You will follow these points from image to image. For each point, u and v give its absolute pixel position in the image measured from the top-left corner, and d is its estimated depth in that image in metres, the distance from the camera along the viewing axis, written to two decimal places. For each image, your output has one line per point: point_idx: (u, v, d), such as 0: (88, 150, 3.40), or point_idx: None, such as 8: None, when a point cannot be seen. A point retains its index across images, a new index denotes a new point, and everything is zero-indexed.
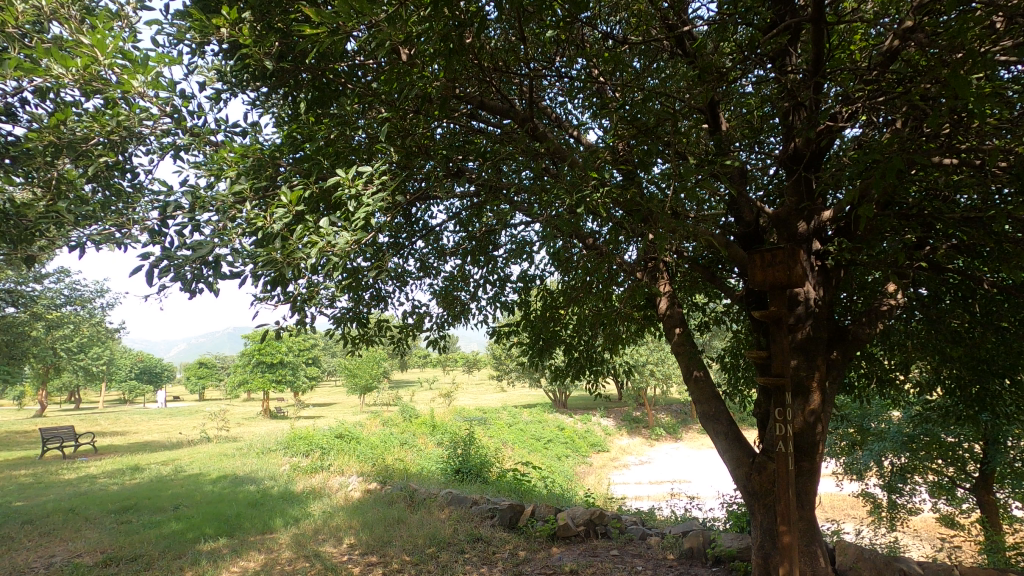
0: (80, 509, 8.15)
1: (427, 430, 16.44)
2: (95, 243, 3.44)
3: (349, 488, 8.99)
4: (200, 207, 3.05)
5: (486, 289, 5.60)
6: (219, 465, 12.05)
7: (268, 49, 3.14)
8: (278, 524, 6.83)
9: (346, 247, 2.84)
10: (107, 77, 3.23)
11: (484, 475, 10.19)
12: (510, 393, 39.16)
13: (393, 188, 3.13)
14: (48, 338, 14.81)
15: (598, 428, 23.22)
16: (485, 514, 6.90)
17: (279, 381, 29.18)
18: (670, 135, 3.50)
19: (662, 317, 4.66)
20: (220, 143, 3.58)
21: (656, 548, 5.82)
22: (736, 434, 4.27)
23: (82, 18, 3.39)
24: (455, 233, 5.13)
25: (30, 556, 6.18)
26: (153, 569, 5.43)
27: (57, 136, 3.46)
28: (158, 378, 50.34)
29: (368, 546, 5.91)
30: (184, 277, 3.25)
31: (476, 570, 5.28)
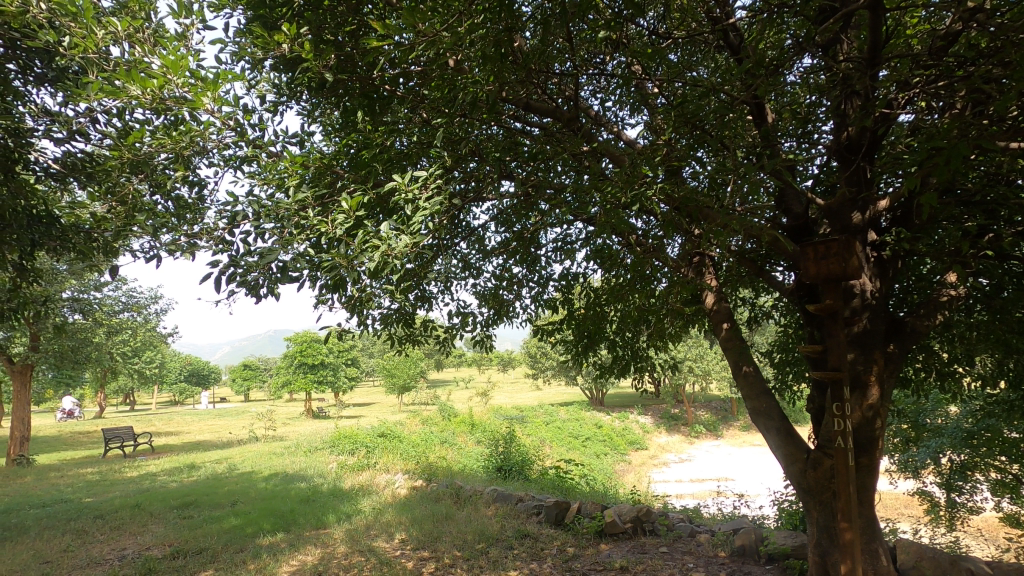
0: (146, 505, 8.59)
1: (465, 428, 16.64)
2: (167, 253, 3.63)
3: (396, 485, 9.18)
4: (265, 215, 3.18)
5: (530, 288, 5.64)
6: (269, 463, 12.47)
7: (326, 62, 3.26)
8: (331, 520, 7.05)
9: (404, 251, 2.92)
10: (179, 96, 3.41)
11: (526, 472, 10.27)
12: (545, 392, 39.22)
13: (446, 191, 3.20)
14: (109, 342, 15.64)
15: (636, 426, 23.03)
16: (531, 511, 6.97)
17: (321, 382, 29.95)
18: (718, 128, 3.48)
19: (709, 312, 4.61)
20: (279, 153, 3.72)
21: (706, 545, 5.77)
22: (788, 430, 4.19)
23: (152, 40, 3.59)
24: (498, 233, 5.20)
25: (104, 548, 6.55)
26: (218, 562, 5.69)
27: (133, 154, 3.68)
28: (206, 379, 52.33)
29: (419, 541, 6.05)
30: (252, 282, 3.42)
31: (526, 565, 5.35)
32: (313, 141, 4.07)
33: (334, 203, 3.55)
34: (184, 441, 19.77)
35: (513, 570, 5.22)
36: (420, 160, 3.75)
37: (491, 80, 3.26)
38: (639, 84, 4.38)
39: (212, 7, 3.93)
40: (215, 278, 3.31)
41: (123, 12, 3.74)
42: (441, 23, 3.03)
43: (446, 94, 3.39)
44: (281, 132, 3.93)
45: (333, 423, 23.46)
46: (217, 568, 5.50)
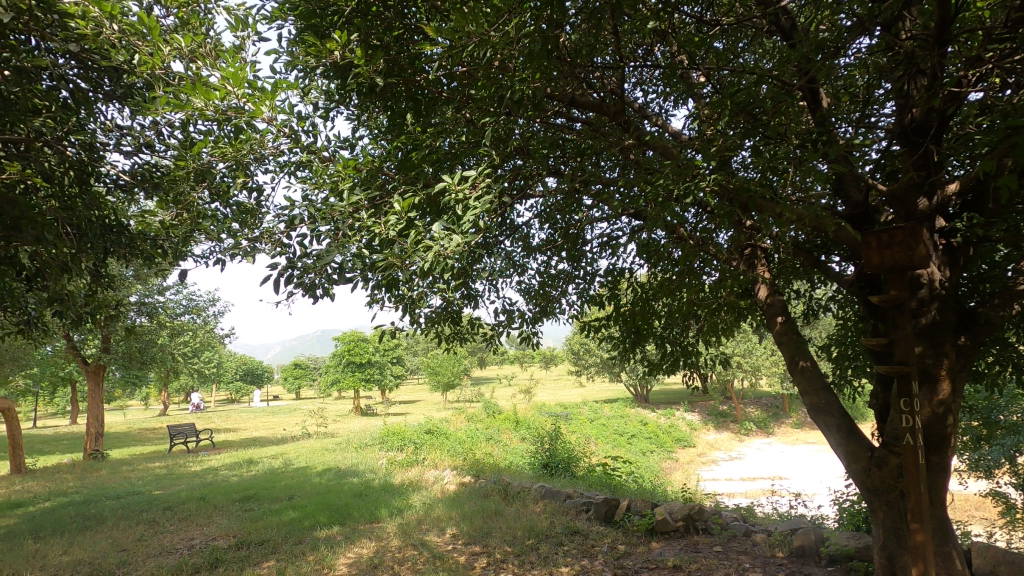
0: (210, 497, 9.02)
1: (510, 425, 16.74)
2: (229, 258, 3.80)
3: (445, 481, 9.32)
4: (321, 218, 3.29)
5: (575, 284, 5.61)
6: (322, 459, 12.90)
7: (376, 67, 3.36)
8: (384, 514, 7.23)
9: (456, 249, 2.95)
10: (239, 106, 3.56)
11: (572, 469, 10.24)
12: (588, 389, 38.96)
13: (495, 190, 3.22)
14: (171, 343, 16.50)
15: (682, 423, 22.61)
16: (580, 507, 6.95)
17: (368, 379, 30.72)
18: (772, 115, 3.37)
19: (762, 305, 4.47)
20: (331, 157, 3.83)
21: (763, 545, 5.61)
22: (850, 427, 4.02)
23: (213, 55, 3.76)
24: (543, 230, 5.20)
25: (174, 538, 6.93)
26: (280, 553, 5.93)
27: (198, 163, 3.87)
28: (260, 378, 54.44)
29: (470, 536, 6.13)
30: (309, 283, 3.53)
31: (577, 562, 5.34)
32: (362, 145, 4.17)
33: (386, 204, 3.63)
34: (242, 437, 20.68)
35: (564, 566, 5.22)
36: (467, 160, 3.80)
37: (537, 77, 3.27)
38: (684, 74, 4.30)
39: (265, 19, 4.08)
40: (274, 280, 3.43)
41: (184, 28, 3.92)
42: (488, 22, 3.06)
43: (492, 93, 3.42)
44: (333, 138, 4.04)
45: (381, 420, 24.03)
46: (278, 559, 5.73)
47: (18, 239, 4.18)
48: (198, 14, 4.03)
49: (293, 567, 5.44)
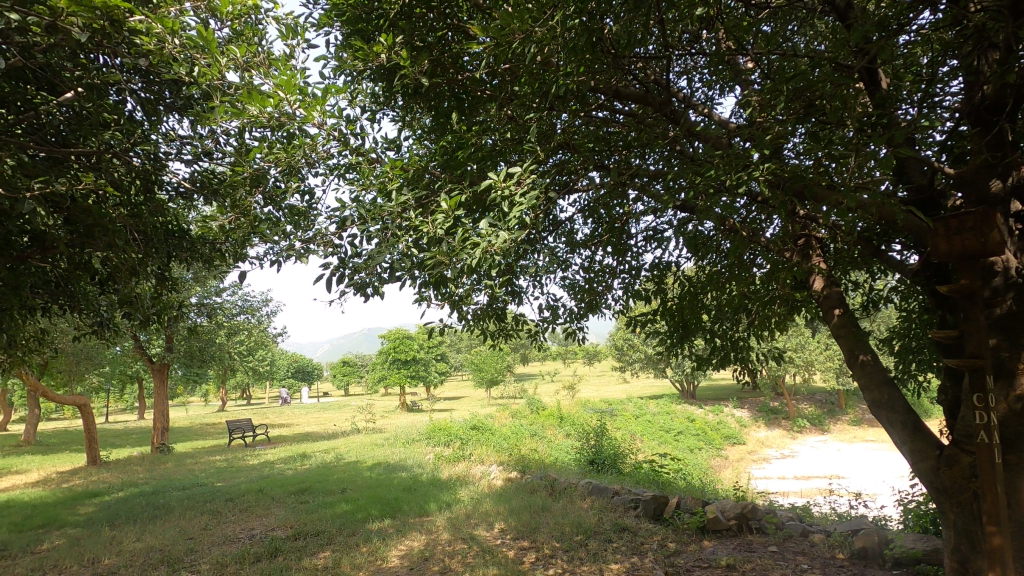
0: (268, 490, 9.41)
1: (554, 421, 16.74)
2: (284, 260, 3.94)
3: (491, 476, 9.41)
4: (371, 218, 3.38)
5: (620, 279, 5.54)
6: (372, 453, 13.24)
7: (421, 67, 3.42)
8: (433, 508, 7.37)
9: (503, 245, 2.97)
10: (291, 112, 3.68)
11: (619, 466, 10.13)
12: (633, 385, 38.51)
13: (541, 185, 3.21)
14: (228, 342, 17.27)
15: (731, 419, 22.04)
16: (628, 504, 6.89)
17: (413, 376, 31.33)
18: (827, 100, 3.24)
19: (818, 297, 4.30)
20: (378, 159, 3.91)
21: (821, 546, 5.42)
22: (916, 424, 3.83)
23: (265, 63, 3.90)
24: (587, 225, 5.15)
25: (236, 528, 7.26)
26: (334, 544, 6.12)
27: (254, 169, 4.02)
28: (310, 375, 56.33)
29: (518, 531, 6.17)
30: (359, 282, 3.61)
31: (627, 559, 5.28)
32: (407, 146, 4.24)
33: (432, 203, 3.68)
34: (295, 433, 21.46)
35: (614, 563, 5.18)
36: (510, 157, 3.81)
37: (581, 70, 3.25)
38: (730, 61, 4.18)
39: (314, 27, 4.20)
40: (327, 279, 3.53)
41: (238, 39, 4.08)
42: (532, 18, 3.06)
43: (536, 88, 3.41)
44: (380, 140, 4.12)
45: (427, 416, 24.42)
46: (334, 549, 5.92)
47: (92, 245, 4.46)
48: (252, 26, 4.18)
49: (348, 558, 5.61)
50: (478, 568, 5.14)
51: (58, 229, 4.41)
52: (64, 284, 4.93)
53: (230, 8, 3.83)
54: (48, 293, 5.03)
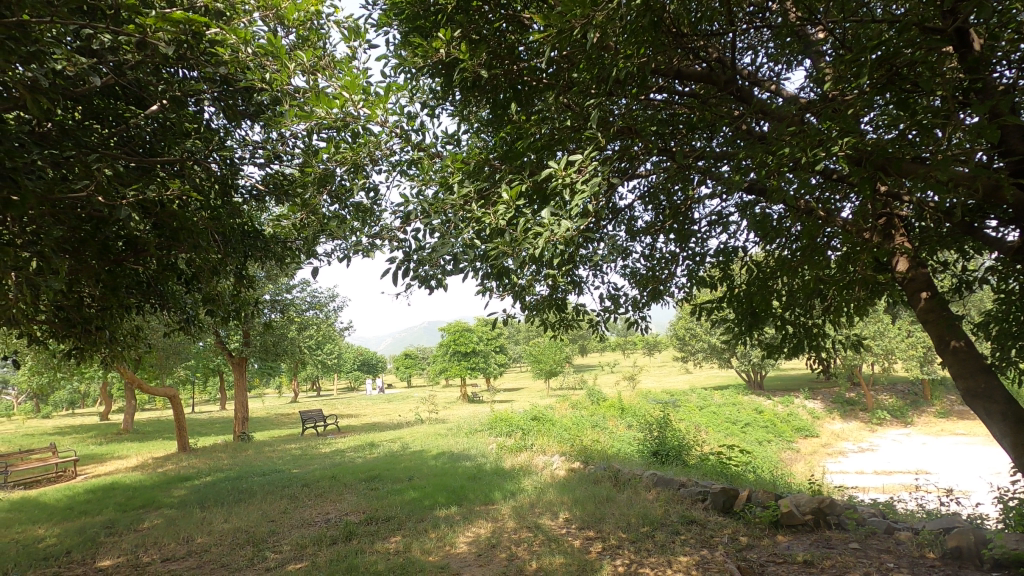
0: (340, 476, 9.86)
1: (615, 412, 16.56)
2: (351, 256, 4.09)
3: (554, 466, 9.44)
4: (435, 212, 3.44)
5: (684, 266, 5.38)
6: (436, 443, 13.58)
7: (480, 60, 3.45)
8: (498, 497, 7.49)
9: (567, 234, 2.95)
10: (357, 111, 3.79)
11: (684, 457, 9.92)
12: (696, 375, 37.53)
13: (604, 172, 3.16)
14: (300, 336, 18.16)
15: (802, 411, 21.07)
16: (696, 497, 6.74)
17: (474, 368, 31.85)
18: (909, 68, 3.00)
19: (902, 280, 4.02)
20: (439, 154, 3.97)
21: (908, 544, 5.10)
22: (1018, 415, 3.52)
23: (330, 66, 4.04)
24: (648, 212, 5.04)
25: (313, 511, 7.66)
26: (405, 529, 6.35)
27: (322, 169, 4.18)
28: (374, 368, 58.42)
29: (583, 521, 6.17)
30: (423, 275, 3.70)
31: (696, 552, 5.17)
32: (466, 140, 4.28)
33: (492, 193, 3.72)
34: (363, 423, 22.31)
35: (682, 556, 5.08)
36: (569, 145, 3.77)
37: (643, 52, 3.17)
38: (800, 31, 3.95)
39: (374, 27, 4.30)
40: (393, 273, 3.63)
41: (304, 44, 4.23)
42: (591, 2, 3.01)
43: (595, 74, 3.36)
44: (440, 135, 4.17)
45: (488, 407, 24.78)
46: (404, 534, 6.14)
47: (178, 247, 4.79)
48: (316, 31, 4.33)
49: (417, 543, 5.80)
50: (545, 557, 5.19)
51: (150, 233, 4.76)
52: (154, 284, 5.32)
53: (296, 15, 3.99)
54: (140, 293, 5.46)
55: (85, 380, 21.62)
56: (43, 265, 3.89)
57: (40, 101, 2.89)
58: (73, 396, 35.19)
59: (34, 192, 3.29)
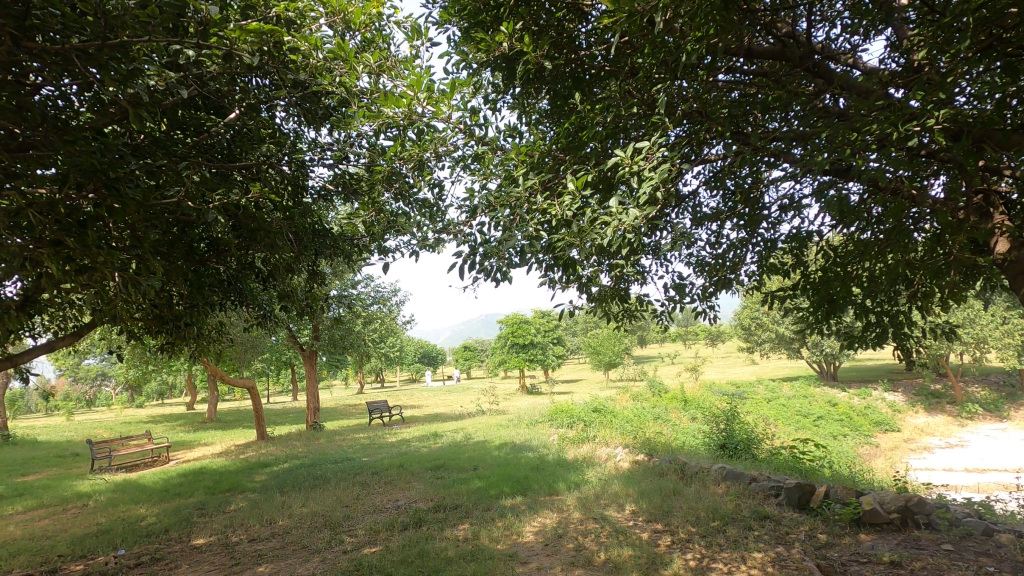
0: (407, 465, 10.18)
1: (678, 404, 16.22)
2: (417, 251, 4.19)
3: (618, 458, 9.35)
4: (500, 204, 3.48)
5: (754, 254, 5.16)
6: (498, 434, 13.77)
7: (542, 51, 3.44)
8: (562, 488, 7.51)
9: (636, 223, 2.89)
10: (422, 109, 3.88)
11: (754, 451, 9.58)
12: (762, 367, 36.10)
13: (672, 158, 3.08)
14: (365, 330, 18.83)
15: (882, 404, 19.85)
16: (769, 492, 6.51)
17: (532, 360, 31.98)
18: (1016, 30, 2.72)
19: (1002, 262, 3.54)
20: (501, 147, 4.00)
21: (1011, 548, 4.73)
22: None
23: (394, 67, 4.15)
24: (715, 199, 4.87)
25: (383, 498, 7.96)
26: (473, 517, 6.48)
27: (388, 167, 4.30)
28: (435, 360, 59.81)
29: (651, 514, 6.09)
30: (489, 269, 3.75)
31: (772, 549, 5.00)
32: (528, 133, 4.28)
33: (557, 184, 3.72)
34: (426, 413, 22.91)
35: (757, 552, 4.92)
36: (634, 132, 3.70)
37: (711, 31, 3.06)
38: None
39: (435, 24, 4.35)
40: (459, 267, 3.69)
41: (369, 46, 4.35)
42: None
43: (660, 58, 3.29)
44: (502, 129, 4.20)
45: (547, 398, 24.89)
46: (472, 522, 6.28)
47: (256, 247, 5.08)
48: (380, 33, 4.43)
49: (485, 531, 5.91)
50: (613, 549, 5.16)
51: (231, 234, 5.06)
52: (234, 282, 5.67)
53: (362, 19, 4.10)
54: (222, 291, 5.81)
55: (173, 372, 23.35)
56: (142, 266, 4.22)
57: (139, 114, 3.14)
58: (164, 387, 38.08)
59: (133, 200, 3.58)
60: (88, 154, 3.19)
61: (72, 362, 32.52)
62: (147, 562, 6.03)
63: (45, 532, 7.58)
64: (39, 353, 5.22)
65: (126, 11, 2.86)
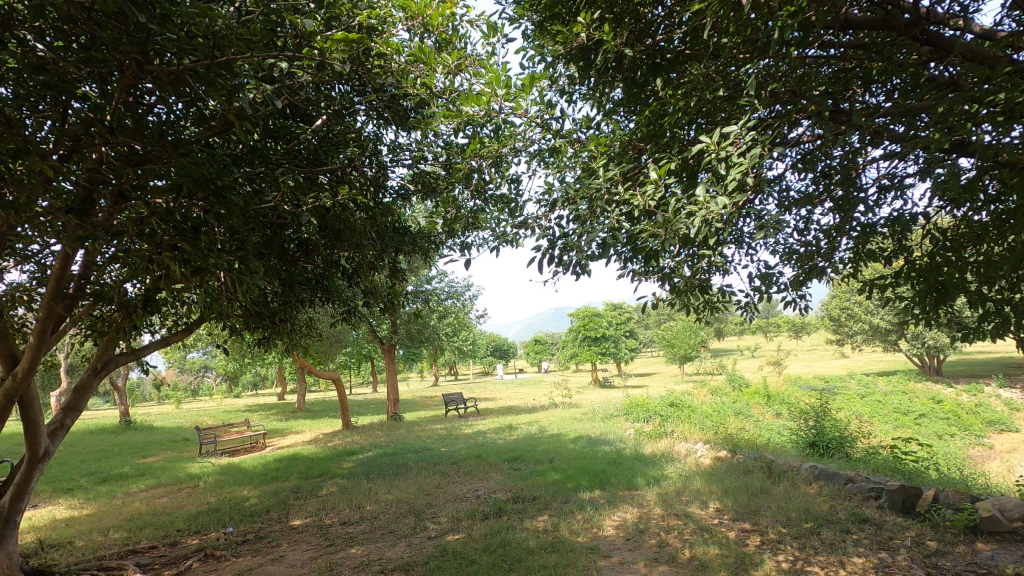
0: (484, 456, 10.39)
1: (760, 399, 15.49)
2: (496, 246, 4.26)
3: (698, 454, 9.08)
4: (580, 197, 3.47)
5: (849, 240, 4.81)
6: (573, 427, 13.75)
7: (622, 39, 3.40)
8: (641, 482, 7.40)
9: (724, 211, 2.79)
10: (501, 103, 3.94)
11: (848, 449, 8.98)
12: (853, 360, 33.73)
13: (763, 141, 2.94)
14: (440, 324, 19.34)
15: (996, 401, 17.98)
16: (868, 493, 6.10)
17: (604, 353, 31.59)
18: None
19: None
20: (580, 139, 3.98)
21: None
22: None
23: (472, 64, 4.23)
24: (804, 182, 4.60)
25: (463, 488, 8.17)
26: (552, 509, 6.54)
27: (467, 165, 4.40)
28: (506, 354, 60.65)
29: (737, 512, 5.88)
30: (568, 262, 3.74)
31: (873, 554, 4.69)
32: (607, 122, 4.23)
33: (637, 174, 3.67)
34: (499, 406, 23.25)
35: (857, 557, 4.63)
36: (719, 116, 3.57)
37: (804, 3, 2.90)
38: None
39: (509, 20, 4.38)
40: (538, 261, 3.72)
41: (445, 46, 4.45)
42: None
43: (747, 37, 3.15)
44: (579, 120, 4.18)
45: (621, 392, 24.55)
46: (551, 514, 6.32)
47: (342, 246, 5.34)
48: (456, 33, 4.53)
49: (565, 523, 5.94)
50: (698, 546, 5.03)
51: (320, 235, 5.35)
52: (322, 280, 6.00)
53: (439, 20, 4.20)
54: (312, 289, 6.17)
55: (267, 366, 25.08)
56: (245, 267, 4.58)
57: (243, 125, 3.41)
58: (260, 378, 41.04)
59: (237, 205, 3.88)
60: (198, 164, 3.49)
61: (179, 355, 35.75)
62: (252, 540, 6.54)
63: (164, 508, 8.40)
64: (156, 348, 5.77)
65: (231, 30, 3.10)
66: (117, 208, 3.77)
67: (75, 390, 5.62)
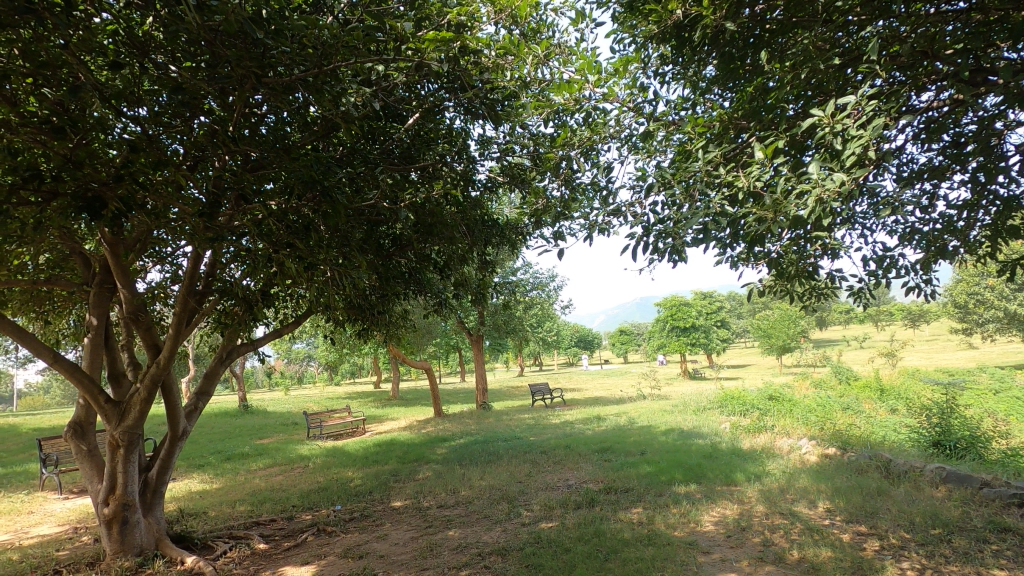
0: (574, 446, 10.40)
1: (872, 393, 14.27)
2: (587, 235, 4.22)
3: (803, 450, 8.54)
4: (676, 181, 3.35)
5: (985, 216, 4.27)
6: (663, 419, 13.39)
7: (721, 13, 3.24)
8: (740, 478, 7.09)
9: (840, 189, 2.59)
10: (592, 89, 3.90)
11: (982, 451, 8.06)
12: (984, 351, 30.12)
13: (885, 110, 2.68)
14: (525, 315, 19.52)
15: None
16: (1009, 500, 5.44)
17: (695, 344, 30.44)
18: None
19: None
20: (676, 121, 3.84)
21: None
22: None
23: (561, 51, 4.21)
24: (932, 153, 4.12)
25: (553, 477, 8.23)
26: (646, 502, 6.43)
27: (557, 154, 4.39)
28: (590, 344, 60.22)
29: (851, 514, 5.47)
30: (663, 249, 3.63)
31: (1018, 567, 4.20)
32: (703, 102, 4.04)
33: (739, 154, 3.48)
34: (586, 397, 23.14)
35: (998, 570, 4.16)
36: (832, 87, 3.30)
37: None
38: None
39: (598, 4, 4.30)
40: (633, 249, 3.65)
41: (534, 36, 4.45)
42: None
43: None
44: (672, 102, 4.03)
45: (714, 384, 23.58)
46: (646, 507, 6.21)
47: (434, 240, 5.51)
48: (544, 22, 4.51)
49: (660, 517, 5.82)
50: (808, 548, 4.74)
51: (414, 230, 5.57)
52: (416, 273, 6.24)
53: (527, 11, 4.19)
54: (407, 282, 6.42)
55: (365, 356, 26.59)
56: (348, 262, 4.86)
57: (347, 128, 3.63)
58: (358, 367, 43.60)
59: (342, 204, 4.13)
60: (309, 168, 3.76)
61: (285, 346, 38.78)
62: (359, 518, 6.99)
63: (281, 486, 9.18)
64: (270, 338, 6.27)
65: (337, 39, 3.31)
66: (240, 211, 4.14)
67: (205, 376, 6.26)
